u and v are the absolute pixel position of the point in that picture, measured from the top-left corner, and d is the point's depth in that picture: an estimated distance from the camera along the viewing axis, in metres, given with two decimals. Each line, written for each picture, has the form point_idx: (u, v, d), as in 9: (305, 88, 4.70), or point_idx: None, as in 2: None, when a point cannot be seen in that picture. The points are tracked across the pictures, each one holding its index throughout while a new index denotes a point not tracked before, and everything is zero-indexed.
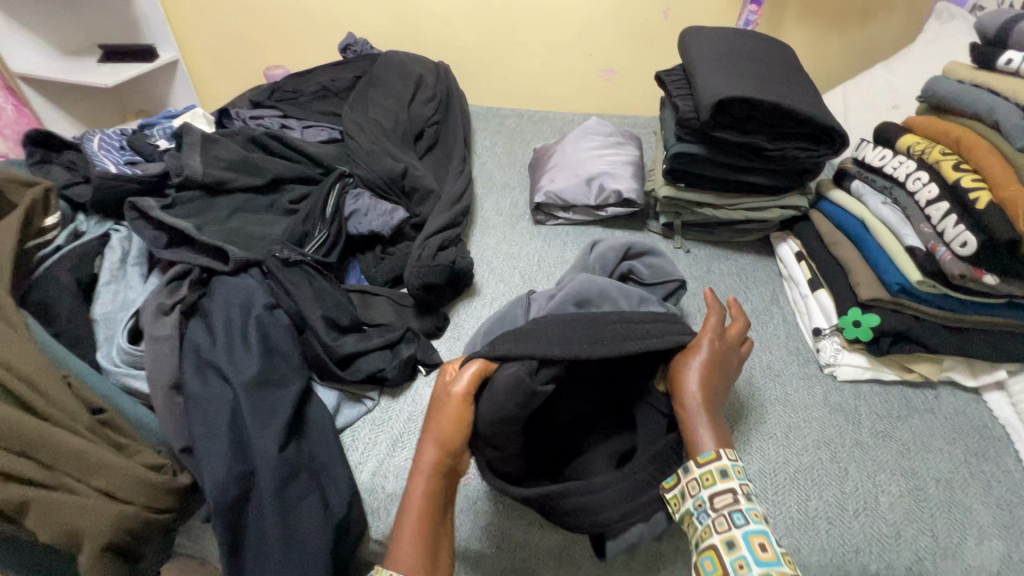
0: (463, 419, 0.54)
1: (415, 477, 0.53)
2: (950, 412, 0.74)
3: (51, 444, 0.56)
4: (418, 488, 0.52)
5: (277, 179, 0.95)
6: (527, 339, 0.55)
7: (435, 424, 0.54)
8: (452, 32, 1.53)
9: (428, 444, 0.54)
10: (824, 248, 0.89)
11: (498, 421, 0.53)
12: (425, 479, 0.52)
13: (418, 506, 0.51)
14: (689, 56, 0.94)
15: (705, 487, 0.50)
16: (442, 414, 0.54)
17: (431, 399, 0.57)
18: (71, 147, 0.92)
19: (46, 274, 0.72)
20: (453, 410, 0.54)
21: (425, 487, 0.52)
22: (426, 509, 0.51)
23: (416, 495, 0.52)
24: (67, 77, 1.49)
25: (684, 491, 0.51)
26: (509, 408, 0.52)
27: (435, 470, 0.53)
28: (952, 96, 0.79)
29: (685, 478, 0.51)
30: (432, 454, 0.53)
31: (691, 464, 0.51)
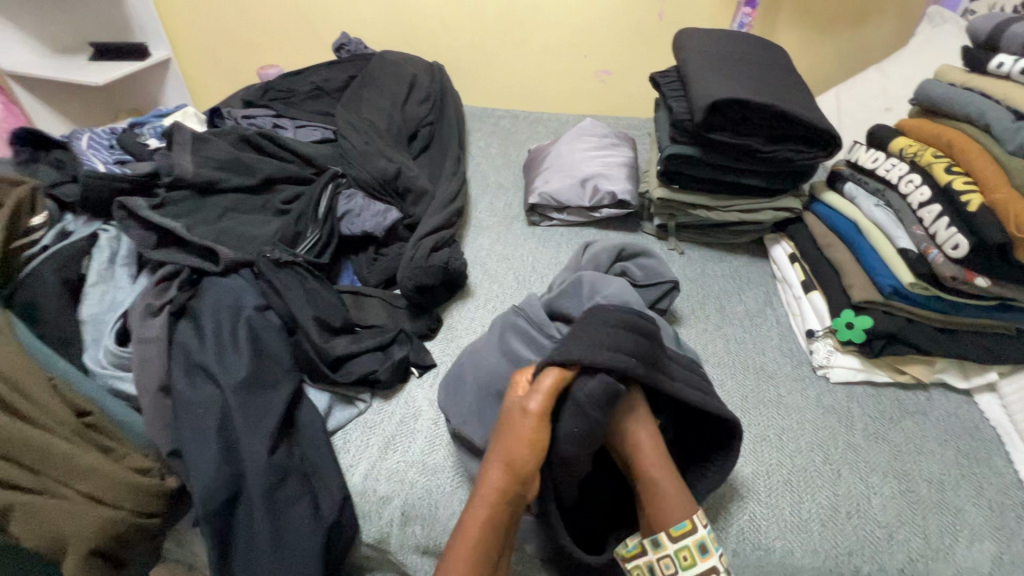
0: (538, 442, 0.53)
1: (481, 497, 0.53)
2: (942, 414, 0.74)
3: (37, 448, 0.55)
4: (478, 513, 0.52)
5: (269, 179, 0.94)
6: (603, 346, 0.53)
7: (507, 445, 0.53)
8: (447, 32, 1.52)
9: (496, 464, 0.53)
10: (818, 250, 0.89)
11: (581, 441, 0.53)
12: (489, 505, 0.53)
13: (480, 528, 0.52)
14: (683, 58, 0.94)
15: (683, 566, 0.51)
16: (514, 434, 0.53)
17: (504, 415, 0.55)
18: (60, 145, 0.90)
19: (32, 275, 0.70)
20: (531, 431, 0.52)
21: (488, 512, 0.52)
22: (487, 532, 0.52)
23: (481, 515, 0.52)
24: (57, 75, 1.47)
25: (656, 568, 0.52)
26: (598, 421, 0.52)
27: (504, 494, 0.53)
28: (944, 99, 0.79)
29: (658, 556, 0.52)
30: (499, 478, 0.53)
31: (666, 538, 0.52)
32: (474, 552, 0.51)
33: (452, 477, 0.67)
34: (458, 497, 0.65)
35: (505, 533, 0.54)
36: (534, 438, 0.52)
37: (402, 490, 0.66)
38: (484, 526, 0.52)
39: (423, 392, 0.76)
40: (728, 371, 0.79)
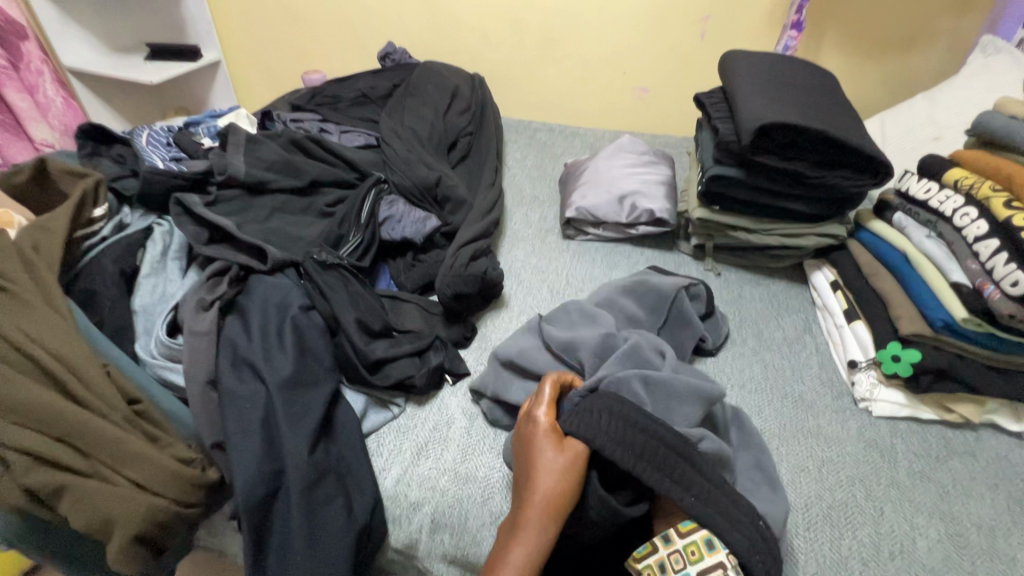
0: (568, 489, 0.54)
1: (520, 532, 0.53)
2: (992, 456, 0.71)
3: (90, 433, 0.57)
4: (518, 546, 0.52)
5: (316, 182, 0.96)
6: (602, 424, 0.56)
7: (547, 483, 0.54)
8: (489, 44, 1.55)
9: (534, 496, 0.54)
10: (863, 279, 0.87)
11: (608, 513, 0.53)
12: (530, 532, 0.53)
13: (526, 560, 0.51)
14: (731, 80, 0.94)
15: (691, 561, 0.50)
16: (551, 478, 0.54)
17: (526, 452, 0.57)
18: (121, 140, 0.95)
19: (93, 265, 0.74)
20: (563, 477, 0.54)
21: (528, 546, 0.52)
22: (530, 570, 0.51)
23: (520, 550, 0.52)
24: (115, 72, 1.54)
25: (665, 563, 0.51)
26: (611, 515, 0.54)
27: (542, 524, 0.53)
28: (1005, 131, 0.77)
29: (669, 551, 0.51)
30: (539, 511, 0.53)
31: (674, 535, 0.52)
32: None
33: (483, 488, 0.66)
34: (489, 506, 0.65)
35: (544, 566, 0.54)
36: (570, 482, 0.54)
37: (433, 498, 0.66)
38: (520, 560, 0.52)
39: (456, 400, 0.76)
40: (766, 398, 0.78)
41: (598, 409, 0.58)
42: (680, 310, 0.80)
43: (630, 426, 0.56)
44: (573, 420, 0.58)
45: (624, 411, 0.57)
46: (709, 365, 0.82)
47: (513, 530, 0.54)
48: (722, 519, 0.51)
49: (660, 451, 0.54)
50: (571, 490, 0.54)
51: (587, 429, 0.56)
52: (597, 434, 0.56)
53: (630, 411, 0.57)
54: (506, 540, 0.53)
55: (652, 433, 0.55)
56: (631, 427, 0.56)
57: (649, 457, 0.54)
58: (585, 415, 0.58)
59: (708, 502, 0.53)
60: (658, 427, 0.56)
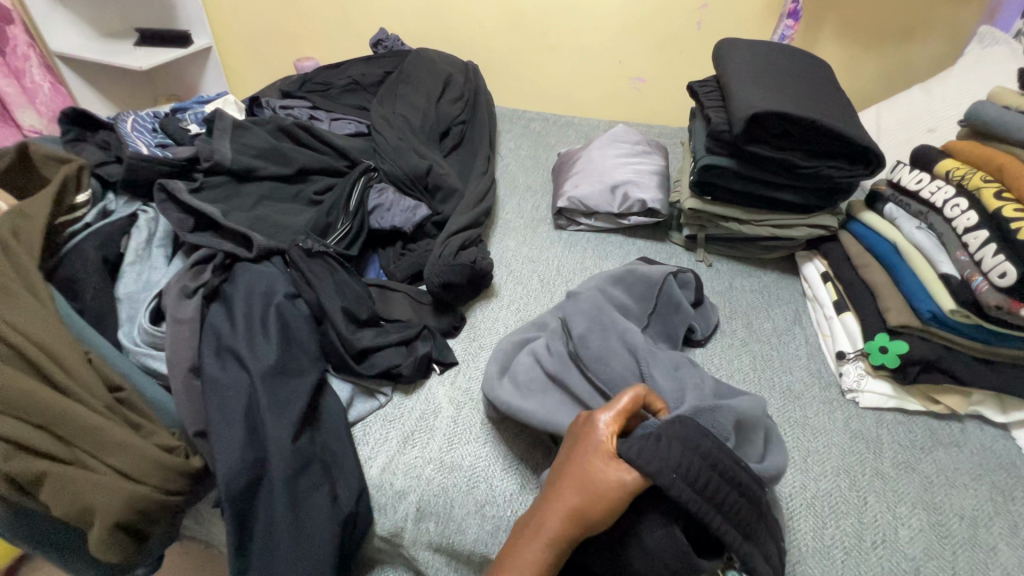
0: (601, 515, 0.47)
1: (534, 537, 0.49)
2: (977, 447, 0.72)
3: (70, 420, 0.57)
4: (533, 551, 0.48)
5: (304, 169, 0.95)
6: (673, 462, 0.48)
7: (584, 501, 0.48)
8: (483, 31, 1.53)
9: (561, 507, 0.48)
10: (853, 270, 0.87)
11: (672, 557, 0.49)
12: (549, 544, 0.48)
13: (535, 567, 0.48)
14: (724, 68, 0.93)
15: None
16: (587, 496, 0.48)
17: (575, 457, 0.51)
18: (106, 126, 0.93)
19: (76, 252, 0.73)
20: (603, 505, 0.47)
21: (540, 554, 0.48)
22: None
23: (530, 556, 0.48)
24: (103, 58, 1.52)
25: None
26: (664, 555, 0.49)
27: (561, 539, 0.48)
28: (998, 122, 0.77)
29: None
30: (563, 526, 0.48)
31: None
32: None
33: (468, 476, 0.66)
34: (475, 495, 0.65)
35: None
36: (610, 508, 0.48)
37: (418, 486, 0.66)
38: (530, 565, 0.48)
39: (443, 389, 0.76)
40: (753, 388, 0.78)
41: (681, 444, 0.49)
42: (669, 295, 0.80)
43: (704, 464, 0.49)
44: (638, 441, 0.49)
45: (703, 452, 0.50)
46: (698, 356, 0.82)
47: (529, 534, 0.49)
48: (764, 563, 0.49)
49: (735, 501, 0.49)
50: (607, 516, 0.48)
51: (652, 460, 0.48)
52: (665, 468, 0.47)
53: (713, 453, 0.50)
54: (520, 542, 0.49)
55: (728, 478, 0.50)
56: (709, 469, 0.49)
57: (721, 503, 0.49)
58: (659, 446, 0.49)
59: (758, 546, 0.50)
60: (740, 475, 0.51)
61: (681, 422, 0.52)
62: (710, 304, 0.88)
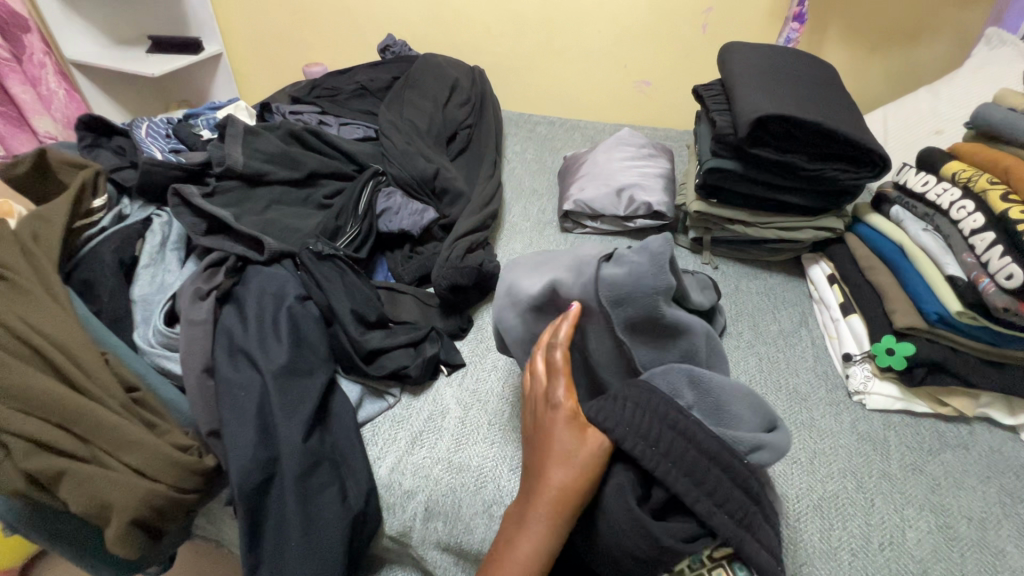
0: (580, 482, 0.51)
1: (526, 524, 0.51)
2: (986, 450, 0.71)
3: (89, 420, 0.58)
4: (525, 531, 0.50)
5: (314, 174, 0.96)
6: (632, 420, 0.52)
7: (559, 471, 0.51)
8: (489, 36, 1.54)
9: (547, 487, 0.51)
10: (859, 272, 0.87)
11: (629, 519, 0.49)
12: (540, 523, 0.50)
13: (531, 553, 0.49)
14: (729, 72, 0.94)
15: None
16: (563, 465, 0.51)
17: (540, 431, 0.55)
18: (121, 132, 0.95)
19: (93, 256, 0.75)
20: (578, 470, 0.51)
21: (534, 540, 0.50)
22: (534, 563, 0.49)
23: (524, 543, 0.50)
24: (117, 65, 1.55)
25: None
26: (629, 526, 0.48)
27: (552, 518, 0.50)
28: (1004, 124, 0.77)
29: None
30: (551, 504, 0.51)
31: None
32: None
33: (476, 477, 0.67)
34: (482, 495, 0.66)
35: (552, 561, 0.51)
36: (584, 472, 0.51)
37: (426, 486, 0.67)
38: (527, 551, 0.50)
39: (451, 390, 0.77)
40: (759, 390, 0.78)
41: (627, 398, 0.54)
42: (697, 276, 0.82)
43: (660, 420, 0.52)
44: (598, 405, 0.54)
45: (660, 409, 0.52)
46: None
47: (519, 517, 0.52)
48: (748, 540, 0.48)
49: (696, 460, 0.50)
50: (584, 481, 0.51)
51: (612, 420, 0.52)
52: (622, 426, 0.51)
53: (671, 410, 0.52)
54: (514, 527, 0.52)
55: (692, 440, 0.51)
56: (665, 425, 0.52)
57: (681, 460, 0.50)
58: (613, 405, 0.53)
59: (739, 524, 0.49)
60: (699, 431, 0.51)
61: (634, 381, 0.56)
62: (719, 309, 0.88)
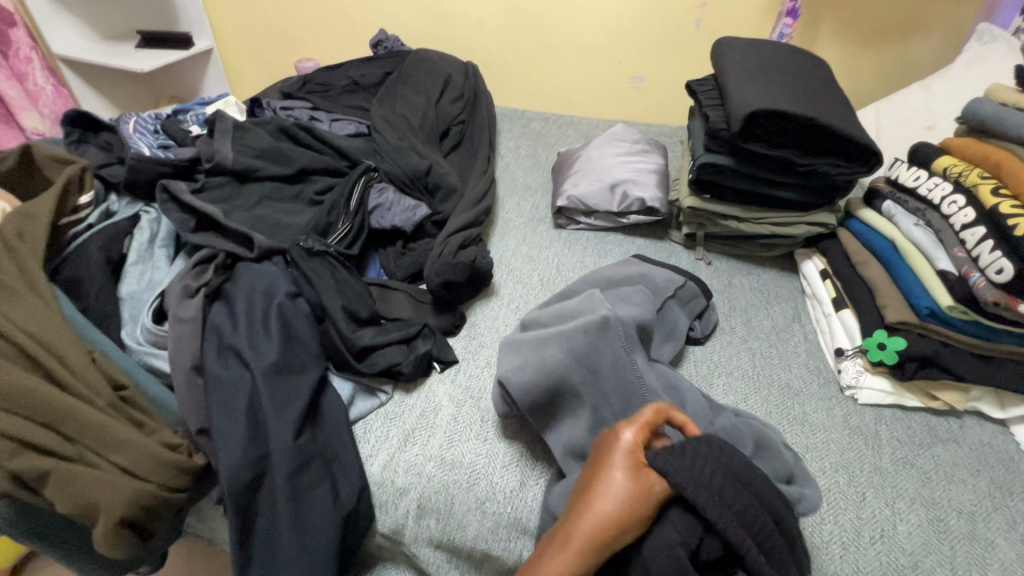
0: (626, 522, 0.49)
1: (561, 553, 0.48)
2: (976, 443, 0.72)
3: (76, 419, 0.57)
4: (568, 565, 0.48)
5: (305, 170, 0.96)
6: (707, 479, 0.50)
7: (613, 511, 0.49)
8: (482, 31, 1.53)
9: (590, 519, 0.48)
10: (851, 267, 0.87)
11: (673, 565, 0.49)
12: (583, 556, 0.48)
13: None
14: (723, 66, 0.93)
15: None
16: (618, 506, 0.49)
17: (596, 469, 0.52)
18: (108, 128, 0.94)
19: (80, 253, 0.74)
20: (630, 516, 0.49)
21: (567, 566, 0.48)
22: None
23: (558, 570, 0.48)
24: (105, 60, 1.53)
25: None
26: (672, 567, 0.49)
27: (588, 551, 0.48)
28: (995, 118, 0.77)
29: None
30: (594, 539, 0.48)
31: None
32: None
33: (469, 474, 0.67)
34: (475, 492, 0.66)
35: None
36: (637, 517, 0.49)
37: (418, 484, 0.66)
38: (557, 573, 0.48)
39: (444, 387, 0.76)
40: (751, 386, 0.78)
41: (707, 458, 0.51)
42: (687, 287, 0.85)
43: (730, 477, 0.51)
44: (673, 457, 0.50)
45: (729, 466, 0.52)
46: (697, 353, 0.82)
47: (559, 547, 0.49)
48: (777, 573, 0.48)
49: (759, 519, 0.49)
50: (636, 524, 0.49)
51: (682, 473, 0.49)
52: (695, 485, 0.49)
53: (736, 465, 0.52)
54: (553, 555, 0.49)
55: (745, 485, 0.51)
56: (731, 480, 0.51)
57: (743, 516, 0.49)
58: (689, 463, 0.50)
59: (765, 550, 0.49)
60: (761, 485, 0.52)
61: (714, 441, 0.53)
62: (712, 305, 0.88)
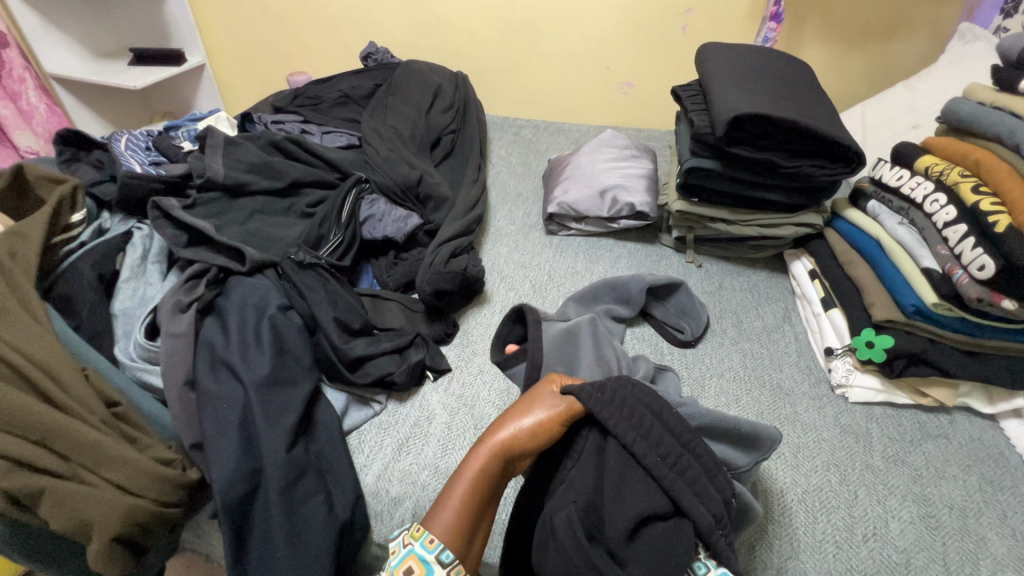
0: (533, 436, 0.52)
1: (472, 454, 0.53)
2: (966, 439, 0.72)
3: (68, 436, 0.57)
4: (472, 464, 0.52)
5: (296, 183, 0.96)
6: (612, 403, 0.53)
7: (524, 424, 0.53)
8: (472, 42, 1.55)
9: (500, 426, 0.53)
10: (839, 267, 0.88)
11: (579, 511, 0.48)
12: (488, 459, 0.52)
13: (472, 485, 0.51)
14: (707, 72, 0.95)
15: None
16: (525, 420, 0.53)
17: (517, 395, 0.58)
18: (100, 146, 0.95)
19: (72, 270, 0.75)
20: (535, 423, 0.53)
21: (478, 469, 0.52)
22: (476, 491, 0.51)
23: (468, 469, 0.52)
24: (98, 78, 1.54)
25: None
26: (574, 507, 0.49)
27: (493, 454, 0.52)
28: (974, 117, 0.78)
29: None
30: (500, 443, 0.52)
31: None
32: (454, 505, 0.50)
33: None
34: None
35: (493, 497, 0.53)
36: (544, 432, 0.53)
37: (414, 492, 0.67)
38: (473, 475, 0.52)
39: (437, 396, 0.77)
40: (743, 386, 0.78)
41: (605, 381, 0.55)
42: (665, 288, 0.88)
43: (641, 405, 0.54)
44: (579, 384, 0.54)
45: (637, 396, 0.55)
46: (689, 356, 0.83)
47: (474, 446, 0.53)
48: (690, 495, 0.49)
49: (660, 435, 0.52)
50: (538, 438, 0.52)
51: (589, 393, 0.53)
52: (593, 394, 0.53)
53: (640, 391, 0.55)
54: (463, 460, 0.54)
55: (644, 402, 0.54)
56: (641, 405, 0.54)
57: (643, 432, 0.52)
58: (599, 387, 0.54)
59: (681, 476, 0.51)
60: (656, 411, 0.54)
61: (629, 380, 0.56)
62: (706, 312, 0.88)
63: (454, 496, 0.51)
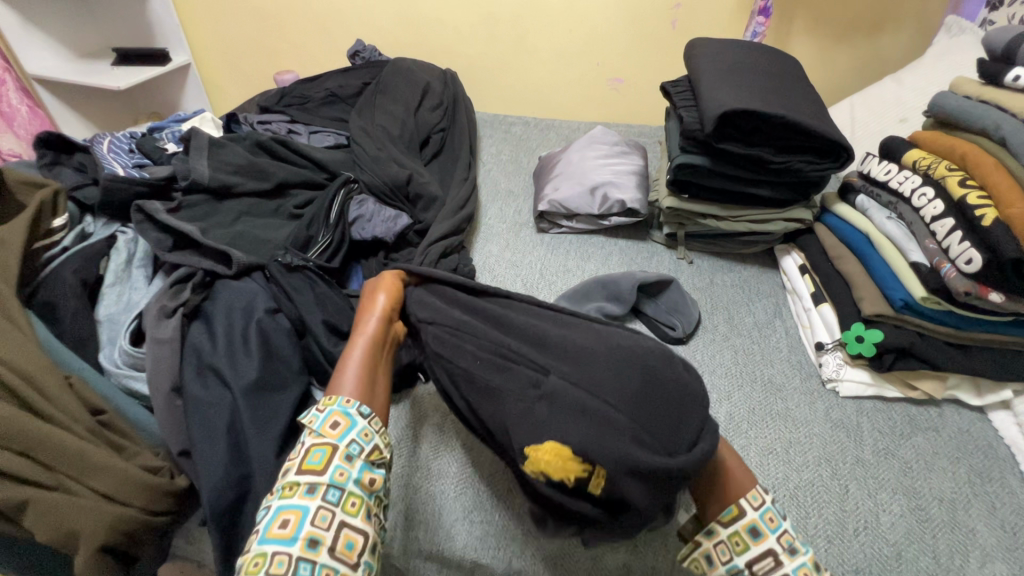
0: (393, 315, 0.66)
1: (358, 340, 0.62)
2: (954, 431, 0.73)
3: (52, 446, 0.56)
4: (360, 345, 0.62)
5: (283, 184, 0.95)
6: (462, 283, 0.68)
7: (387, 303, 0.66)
8: (461, 39, 1.54)
9: (371, 316, 0.65)
10: (828, 262, 0.88)
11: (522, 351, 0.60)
12: (373, 335, 0.63)
13: (364, 358, 0.61)
14: (695, 68, 0.94)
15: (736, 553, 0.50)
16: (384, 299, 0.66)
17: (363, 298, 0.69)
18: (82, 148, 0.93)
19: (54, 276, 0.73)
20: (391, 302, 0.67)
21: (366, 348, 0.62)
22: (372, 360, 0.61)
23: (361, 347, 0.61)
24: (81, 78, 1.51)
25: (713, 556, 0.51)
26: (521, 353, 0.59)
27: (376, 332, 0.64)
28: (960, 111, 0.79)
29: (712, 542, 0.52)
30: (379, 323, 0.64)
31: (716, 525, 0.52)
32: (359, 369, 0.60)
33: (455, 484, 0.67)
34: (461, 501, 0.66)
35: (383, 370, 0.63)
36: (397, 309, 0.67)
37: (405, 496, 0.66)
38: (366, 351, 0.62)
39: (428, 398, 0.76)
40: (735, 382, 0.79)
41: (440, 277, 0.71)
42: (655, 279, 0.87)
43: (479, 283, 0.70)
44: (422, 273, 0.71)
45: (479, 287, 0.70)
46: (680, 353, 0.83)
47: (354, 339, 0.63)
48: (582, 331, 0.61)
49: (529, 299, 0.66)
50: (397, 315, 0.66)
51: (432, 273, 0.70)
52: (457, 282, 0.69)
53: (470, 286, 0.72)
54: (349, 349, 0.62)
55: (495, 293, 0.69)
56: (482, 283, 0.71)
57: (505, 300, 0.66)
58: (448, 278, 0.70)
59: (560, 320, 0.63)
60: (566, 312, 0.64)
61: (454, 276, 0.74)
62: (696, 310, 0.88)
63: (352, 358, 0.60)
